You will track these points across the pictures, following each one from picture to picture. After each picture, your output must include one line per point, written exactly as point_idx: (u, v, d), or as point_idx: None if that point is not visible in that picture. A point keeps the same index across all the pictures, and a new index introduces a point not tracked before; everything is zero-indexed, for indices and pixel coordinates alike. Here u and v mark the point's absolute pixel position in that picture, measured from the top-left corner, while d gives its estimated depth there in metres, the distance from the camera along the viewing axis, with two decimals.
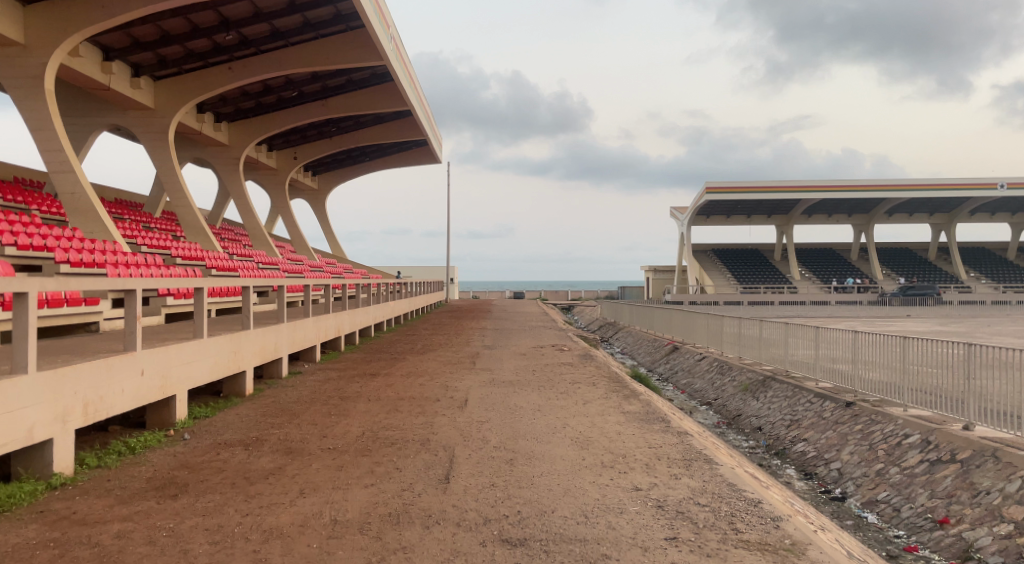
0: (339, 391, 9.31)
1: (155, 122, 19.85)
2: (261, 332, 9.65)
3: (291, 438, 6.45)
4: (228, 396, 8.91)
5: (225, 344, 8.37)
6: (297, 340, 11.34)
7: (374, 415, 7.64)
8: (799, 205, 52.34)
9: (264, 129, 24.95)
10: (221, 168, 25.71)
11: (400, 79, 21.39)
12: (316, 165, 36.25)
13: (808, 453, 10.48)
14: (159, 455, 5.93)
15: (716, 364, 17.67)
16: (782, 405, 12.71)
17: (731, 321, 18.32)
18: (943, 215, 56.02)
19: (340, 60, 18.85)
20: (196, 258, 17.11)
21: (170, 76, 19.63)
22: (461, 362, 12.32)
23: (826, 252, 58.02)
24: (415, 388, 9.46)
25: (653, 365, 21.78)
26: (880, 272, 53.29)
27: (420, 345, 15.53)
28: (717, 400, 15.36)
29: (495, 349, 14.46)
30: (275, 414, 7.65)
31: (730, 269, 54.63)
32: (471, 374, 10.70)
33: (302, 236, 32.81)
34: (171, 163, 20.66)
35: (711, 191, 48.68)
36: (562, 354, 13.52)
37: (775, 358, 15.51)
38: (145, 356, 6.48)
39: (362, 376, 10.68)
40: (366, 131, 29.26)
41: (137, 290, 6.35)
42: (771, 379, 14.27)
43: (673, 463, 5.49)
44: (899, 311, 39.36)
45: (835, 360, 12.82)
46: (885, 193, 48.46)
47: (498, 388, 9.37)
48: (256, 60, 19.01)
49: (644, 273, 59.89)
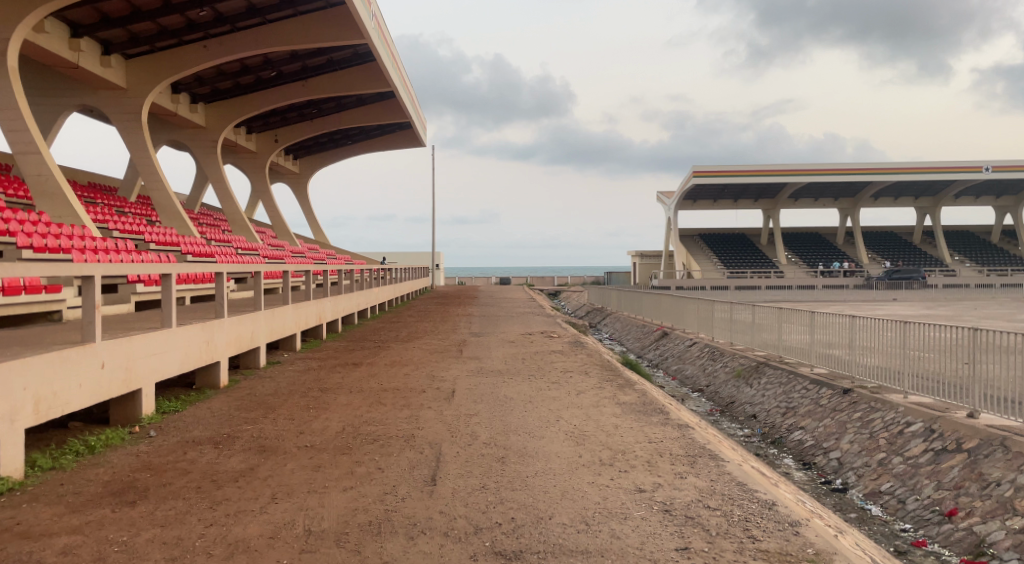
0: (319, 382, 8.86)
1: (128, 102, 19.08)
2: (237, 321, 9.15)
3: (265, 435, 5.99)
4: (201, 388, 8.44)
5: (196, 333, 7.87)
6: (275, 329, 10.84)
7: (356, 408, 7.21)
8: (785, 189, 52.18)
9: (243, 111, 24.18)
10: (199, 152, 24.94)
11: (383, 58, 20.74)
12: (298, 148, 35.43)
13: (806, 442, 10.20)
14: (120, 455, 5.45)
15: (708, 350, 17.40)
16: (777, 392, 12.42)
17: (722, 307, 18.03)
18: (927, 200, 56.15)
19: (321, 38, 18.17)
20: (171, 244, 16.49)
21: (143, 54, 18.85)
22: (447, 350, 11.90)
23: (812, 237, 58.03)
24: (399, 378, 9.04)
25: (643, 351, 21.49)
26: (865, 256, 53.38)
27: (405, 333, 15.07)
28: (709, 386, 15.08)
29: (483, 337, 14.05)
30: (250, 409, 7.18)
31: (717, 254, 54.50)
32: (458, 364, 10.27)
33: (284, 221, 32.10)
34: (145, 145, 19.91)
35: (698, 175, 48.33)
36: (551, 341, 13.14)
37: (768, 344, 15.25)
38: (106, 347, 5.98)
39: (344, 365, 10.23)
40: (349, 113, 28.54)
41: (97, 276, 5.81)
42: (765, 366, 13.99)
43: (677, 460, 5.11)
44: (885, 295, 39.38)
45: (830, 345, 12.54)
46: (872, 177, 48.40)
47: (486, 378, 8.97)
48: (233, 38, 18.29)
49: (631, 258, 59.63)
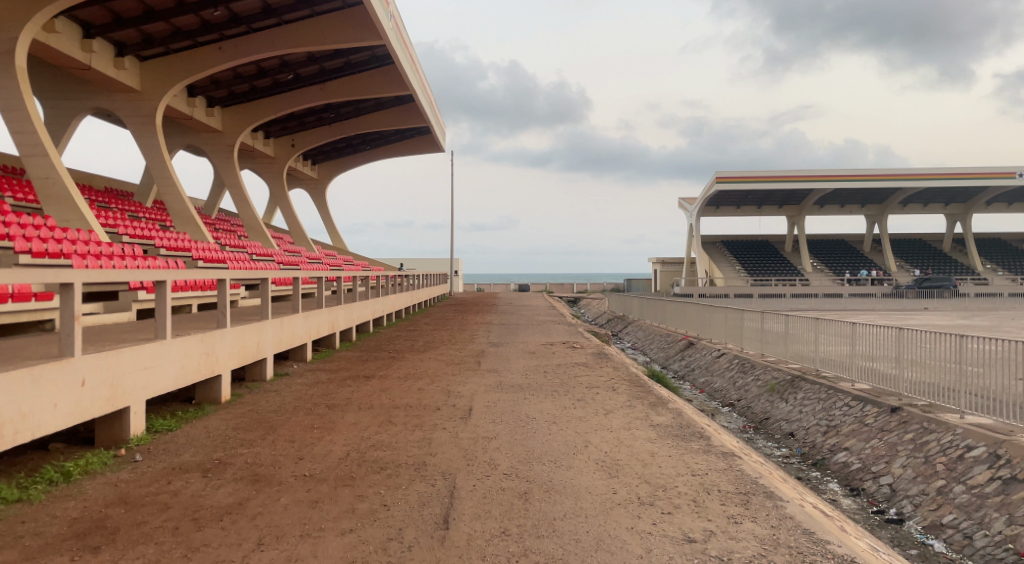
0: (327, 397, 8.26)
1: (141, 105, 18.77)
2: (240, 331, 8.58)
3: (260, 461, 5.38)
4: (200, 403, 7.89)
5: (194, 344, 7.31)
6: (283, 338, 10.27)
7: (363, 429, 6.57)
8: (811, 195, 50.96)
9: (259, 115, 23.84)
10: (214, 156, 24.65)
11: (401, 61, 20.24)
12: (316, 153, 35.12)
13: (852, 465, 9.36)
14: (96, 485, 4.86)
15: (737, 362, 16.58)
16: (816, 409, 11.59)
17: (753, 316, 17.20)
18: (958, 206, 54.56)
19: (337, 39, 17.71)
20: (182, 249, 16.08)
21: (157, 56, 18.54)
22: (464, 362, 11.25)
23: (838, 244, 56.65)
24: (412, 393, 8.42)
25: (668, 362, 20.67)
26: (894, 264, 51.92)
27: (421, 343, 14.46)
28: (740, 401, 14.29)
29: (501, 347, 13.39)
30: (249, 428, 6.59)
31: (740, 261, 53.40)
32: (476, 377, 9.63)
33: (301, 227, 31.76)
34: (158, 149, 19.58)
35: (722, 181, 47.32)
36: (574, 352, 12.46)
37: (803, 356, 14.40)
38: (87, 362, 5.43)
39: (355, 378, 9.62)
40: (366, 117, 28.13)
41: (75, 283, 5.29)
42: (801, 380, 13.15)
43: (729, 500, 4.40)
44: (916, 304, 38.08)
45: (872, 358, 11.70)
46: (902, 182, 47.06)
47: (506, 394, 8.30)
48: (248, 39, 17.91)
49: (652, 264, 58.66)
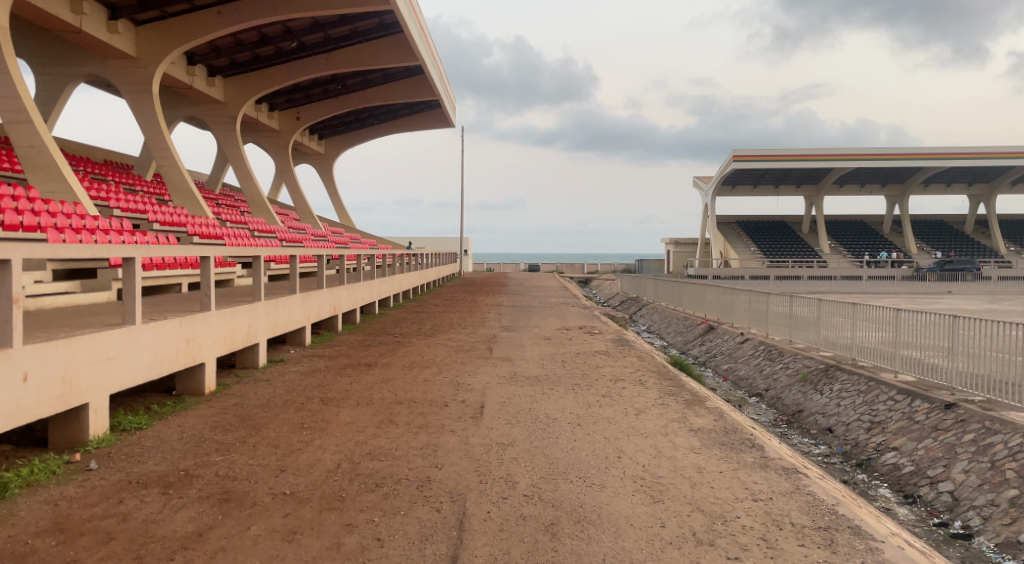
0: (323, 389, 7.43)
1: (137, 72, 17.84)
2: (227, 314, 7.71)
3: (235, 474, 4.54)
4: (182, 395, 7.09)
5: (170, 330, 6.46)
6: (278, 322, 9.42)
7: (360, 430, 5.72)
8: (830, 175, 49.41)
9: (262, 85, 22.85)
10: (216, 128, 23.74)
11: (410, 28, 19.17)
12: (322, 128, 34.09)
13: (903, 468, 8.38)
14: (32, 503, 4.03)
15: (763, 348, 15.65)
16: (856, 402, 10.62)
17: (780, 301, 16.21)
18: (982, 186, 52.82)
19: (343, 4, 16.64)
20: (177, 224, 15.25)
21: (153, 19, 17.56)
22: (475, 349, 10.39)
23: (857, 225, 55.14)
24: (418, 385, 7.58)
25: (686, 347, 19.76)
26: (914, 246, 50.48)
27: (429, 326, 13.61)
28: (769, 391, 13.38)
29: (514, 332, 12.51)
30: (230, 429, 5.76)
31: (756, 242, 52.11)
32: (488, 367, 8.76)
33: (306, 203, 30.88)
34: (155, 119, 18.68)
35: (739, 159, 45.83)
36: (592, 339, 11.58)
37: (837, 343, 13.40)
38: (30, 354, 4.58)
39: (355, 366, 8.78)
40: (375, 90, 27.08)
41: (12, 259, 4.45)
42: (836, 369, 12.17)
43: (808, 540, 3.53)
44: (939, 287, 36.75)
45: (917, 347, 10.67)
46: (926, 162, 45.42)
47: (522, 388, 7.44)
48: (248, 4, 16.89)
49: (665, 246, 57.44)
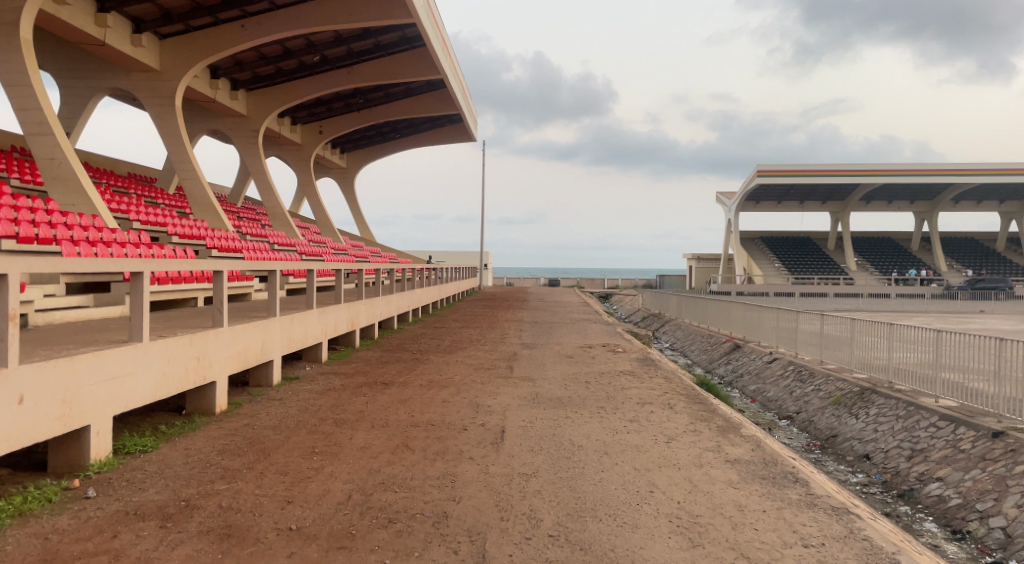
0: (337, 409, 7.13)
1: (160, 85, 17.92)
2: (240, 331, 7.48)
3: (239, 505, 4.24)
4: (192, 415, 6.85)
5: (179, 348, 6.23)
6: (293, 339, 9.17)
7: (373, 456, 5.41)
8: (857, 191, 48.54)
9: (284, 99, 22.91)
10: (238, 141, 23.83)
11: (432, 42, 19.10)
12: (344, 142, 34.19)
13: (949, 501, 7.78)
14: (21, 536, 3.76)
15: (792, 369, 15.09)
16: (895, 428, 10.07)
17: (810, 319, 15.68)
18: (1014, 203, 51.56)
19: (365, 17, 16.58)
20: (197, 237, 15.19)
21: (177, 33, 17.65)
22: (495, 368, 10.06)
23: (884, 242, 54.04)
24: (436, 406, 7.27)
25: (711, 366, 19.20)
26: (944, 264, 49.30)
27: (448, 342, 13.30)
28: (800, 414, 12.84)
29: (535, 350, 12.16)
30: (238, 453, 5.48)
31: (780, 259, 51.26)
32: (509, 387, 8.41)
33: (327, 217, 30.88)
34: (178, 132, 18.73)
35: (762, 175, 45.22)
36: (616, 358, 11.20)
37: (873, 365, 12.83)
38: (27, 374, 4.35)
39: (371, 385, 8.50)
40: (396, 104, 27.08)
41: (10, 274, 4.22)
42: (872, 393, 11.62)
43: None
44: (970, 307, 35.71)
45: (960, 371, 10.10)
46: (956, 178, 44.41)
47: (544, 410, 7.09)
48: (271, 18, 16.92)
49: (687, 261, 56.74)
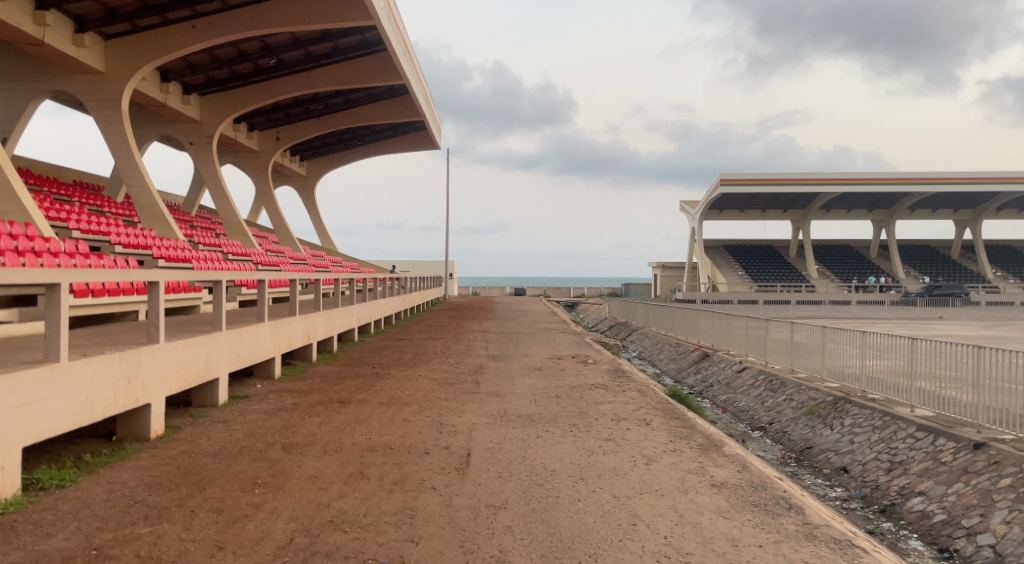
0: (286, 432, 6.50)
1: (106, 88, 17.00)
2: (179, 347, 6.80)
3: (161, 554, 3.65)
4: (123, 441, 6.16)
5: (107, 368, 5.57)
6: (241, 354, 8.49)
7: (323, 488, 4.83)
8: (818, 199, 49.35)
9: (240, 104, 22.08)
10: (192, 147, 22.86)
11: (394, 46, 18.58)
12: (304, 149, 33.28)
13: (933, 517, 7.51)
14: None
15: (763, 378, 14.87)
16: (873, 440, 9.85)
17: (780, 327, 15.52)
18: (967, 211, 53.07)
19: (322, 19, 15.98)
20: (143, 246, 14.32)
21: (123, 33, 16.78)
22: (460, 382, 9.52)
23: (844, 250, 55.08)
24: (395, 427, 6.71)
25: (680, 376, 18.92)
26: (902, 271, 50.43)
27: (410, 355, 12.72)
28: (773, 424, 12.60)
29: (502, 362, 11.68)
30: (168, 488, 4.84)
31: (743, 266, 51.75)
32: (475, 404, 7.89)
33: (286, 226, 29.94)
34: (125, 137, 17.77)
35: (726, 184, 45.62)
36: (586, 370, 10.76)
37: (844, 374, 12.68)
38: None
39: (326, 404, 7.89)
40: (358, 110, 26.42)
41: None
42: (846, 402, 11.43)
43: None
44: (929, 313, 36.39)
45: (935, 380, 9.94)
46: (912, 187, 45.46)
47: (513, 430, 6.59)
48: (224, 18, 16.19)
49: (652, 269, 56.92)
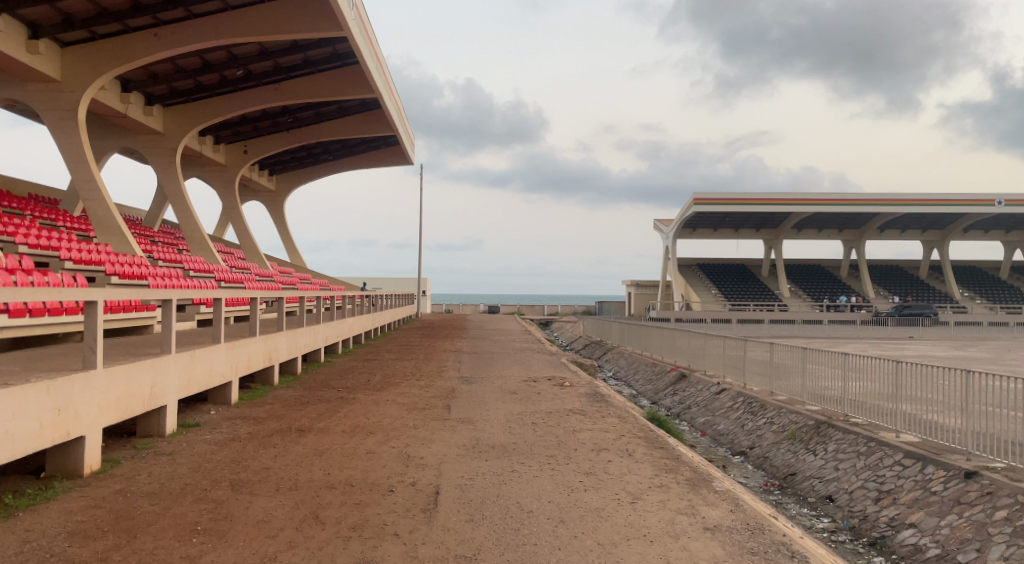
0: (236, 466, 5.91)
1: (62, 97, 16.24)
2: (120, 372, 6.18)
3: None
4: (52, 478, 5.50)
5: (31, 397, 4.94)
6: (193, 379, 7.85)
7: (271, 535, 4.28)
8: (789, 219, 49.85)
9: (206, 115, 21.40)
10: (155, 160, 22.06)
11: (366, 59, 18.15)
12: (273, 163, 32.54)
13: (927, 551, 7.19)
14: None
15: (742, 400, 14.55)
16: (861, 468, 9.56)
17: (759, 347, 15.27)
18: (934, 233, 54.07)
19: (291, 29, 15.48)
20: (96, 262, 13.55)
21: (81, 40, 16.08)
22: (430, 407, 8.99)
23: (815, 269, 55.71)
24: (358, 460, 6.16)
25: (657, 397, 18.55)
26: (872, 290, 51.10)
27: (379, 377, 12.13)
28: (755, 449, 12.27)
29: (475, 385, 11.17)
30: (91, 537, 4.23)
31: (717, 285, 51.95)
32: (446, 432, 7.37)
33: (254, 241, 29.12)
34: (82, 148, 16.98)
35: (699, 203, 45.80)
36: (563, 394, 10.30)
37: (826, 398, 12.42)
38: None
39: (284, 433, 7.31)
40: (329, 124, 25.88)
41: None
42: (830, 427, 11.15)
43: None
44: (899, 333, 36.74)
45: (921, 404, 9.70)
46: (882, 208, 46.14)
47: (486, 463, 6.09)
48: (188, 26, 15.60)
49: (626, 288, 56.84)
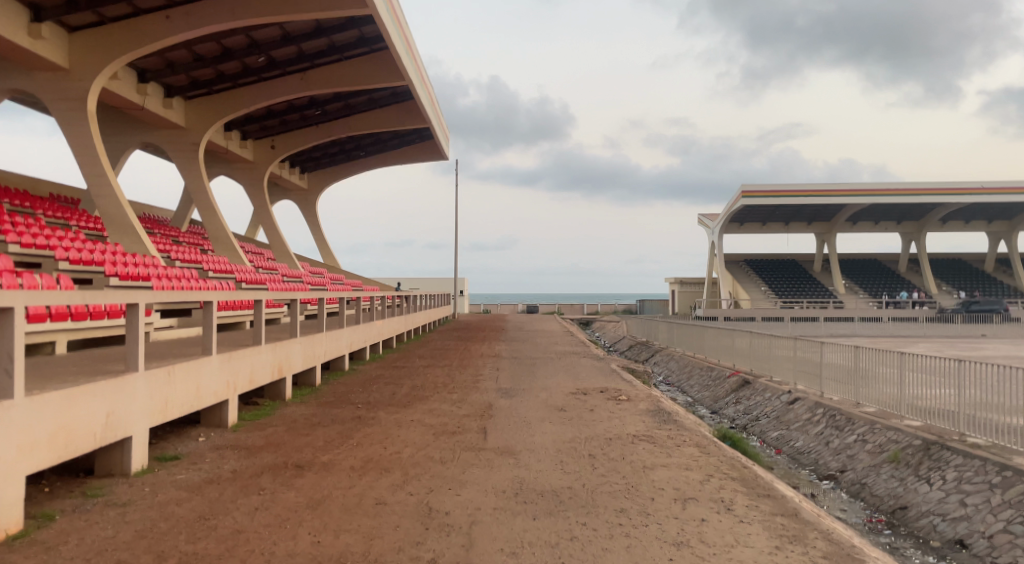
0: (202, 528, 4.41)
1: (70, 86, 15.21)
2: (56, 402, 4.76)
3: None
4: None
5: None
6: (170, 401, 6.37)
7: None
8: (843, 211, 46.94)
9: (229, 108, 20.34)
10: (176, 155, 21.05)
11: (394, 42, 16.68)
12: (303, 159, 31.45)
13: None
14: None
15: (822, 412, 12.59)
16: (1002, 505, 7.58)
17: (838, 350, 13.24)
18: (1002, 223, 50.42)
19: (310, 7, 14.04)
20: (97, 262, 12.36)
21: (89, 25, 15.02)
22: (462, 432, 7.39)
23: (870, 263, 52.63)
24: (362, 517, 4.58)
25: (716, 406, 16.70)
26: (934, 286, 47.82)
27: (405, 389, 10.60)
28: (848, 475, 10.33)
29: (516, 400, 9.57)
30: None
31: (766, 282, 49.31)
32: (480, 470, 5.76)
33: (283, 242, 28.07)
34: (92, 141, 15.93)
35: (747, 195, 43.22)
36: (620, 411, 8.62)
37: (928, 410, 10.40)
38: None
39: (278, 471, 5.80)
40: (359, 116, 24.63)
41: None
42: (944, 449, 9.16)
43: None
44: (971, 331, 33.65)
45: None
46: (947, 197, 42.86)
47: (531, 523, 4.45)
48: (202, 7, 14.35)
49: (669, 285, 54.61)
